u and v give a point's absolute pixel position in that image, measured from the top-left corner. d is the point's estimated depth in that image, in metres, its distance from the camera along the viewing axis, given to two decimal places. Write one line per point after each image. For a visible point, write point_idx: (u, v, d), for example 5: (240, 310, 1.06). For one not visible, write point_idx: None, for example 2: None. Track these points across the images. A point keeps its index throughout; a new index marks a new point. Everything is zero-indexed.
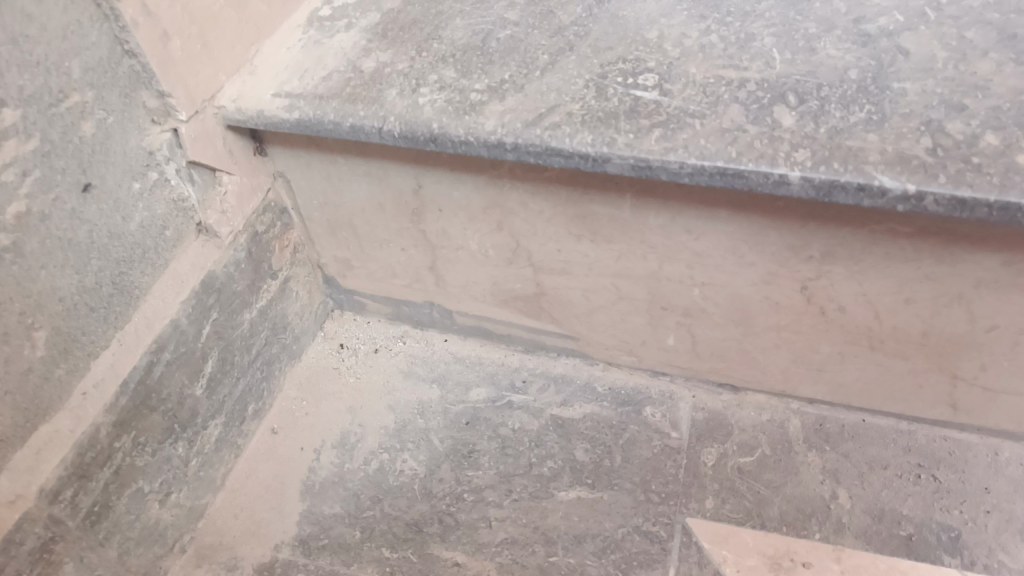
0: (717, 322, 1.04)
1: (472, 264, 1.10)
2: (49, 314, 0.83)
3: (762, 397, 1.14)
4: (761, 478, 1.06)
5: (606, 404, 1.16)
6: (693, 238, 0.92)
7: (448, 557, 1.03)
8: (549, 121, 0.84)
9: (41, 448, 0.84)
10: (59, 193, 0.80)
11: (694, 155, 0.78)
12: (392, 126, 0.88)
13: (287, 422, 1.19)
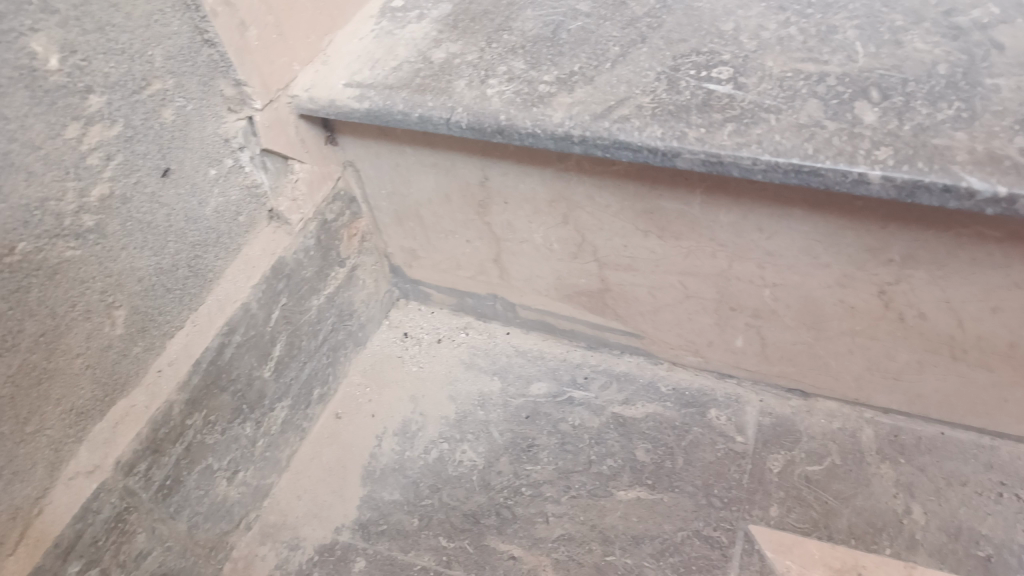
0: (787, 325, 1.00)
1: (537, 257, 1.09)
2: (128, 294, 0.86)
3: (833, 405, 1.09)
4: (830, 488, 1.02)
5: (670, 404, 1.14)
6: (765, 237, 0.89)
7: (504, 550, 1.02)
8: (618, 113, 0.82)
9: (118, 421, 0.88)
10: (140, 177, 0.84)
11: (768, 151, 0.75)
12: (459, 117, 0.87)
13: (350, 407, 1.21)
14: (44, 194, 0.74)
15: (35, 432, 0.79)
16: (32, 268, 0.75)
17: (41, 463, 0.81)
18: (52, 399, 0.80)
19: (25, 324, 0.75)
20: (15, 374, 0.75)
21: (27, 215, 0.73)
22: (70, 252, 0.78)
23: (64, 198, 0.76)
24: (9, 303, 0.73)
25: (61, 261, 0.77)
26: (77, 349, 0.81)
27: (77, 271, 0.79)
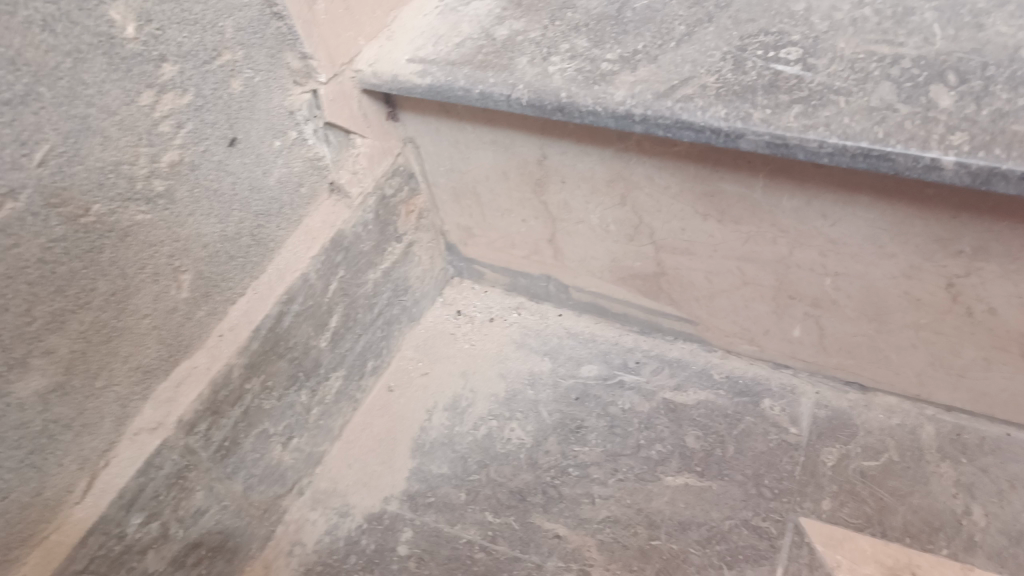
0: (848, 316, 0.98)
1: (592, 238, 1.09)
2: (194, 259, 0.88)
3: (893, 401, 1.06)
4: (886, 485, 0.99)
5: (723, 393, 1.12)
6: (829, 224, 0.87)
7: (549, 528, 1.03)
8: (681, 93, 0.81)
9: (180, 381, 0.91)
10: (209, 146, 0.86)
11: (836, 134, 0.73)
12: (520, 94, 0.87)
13: (401, 381, 1.23)
14: (118, 158, 0.77)
15: (104, 387, 0.83)
16: (105, 229, 0.78)
17: (109, 417, 0.84)
18: (121, 356, 0.84)
19: (98, 283, 0.79)
20: (86, 331, 0.79)
21: (102, 178, 0.76)
22: (141, 216, 0.81)
23: (137, 163, 0.79)
24: (83, 262, 0.76)
25: (133, 224, 0.80)
26: (144, 310, 0.84)
27: (147, 235, 0.82)
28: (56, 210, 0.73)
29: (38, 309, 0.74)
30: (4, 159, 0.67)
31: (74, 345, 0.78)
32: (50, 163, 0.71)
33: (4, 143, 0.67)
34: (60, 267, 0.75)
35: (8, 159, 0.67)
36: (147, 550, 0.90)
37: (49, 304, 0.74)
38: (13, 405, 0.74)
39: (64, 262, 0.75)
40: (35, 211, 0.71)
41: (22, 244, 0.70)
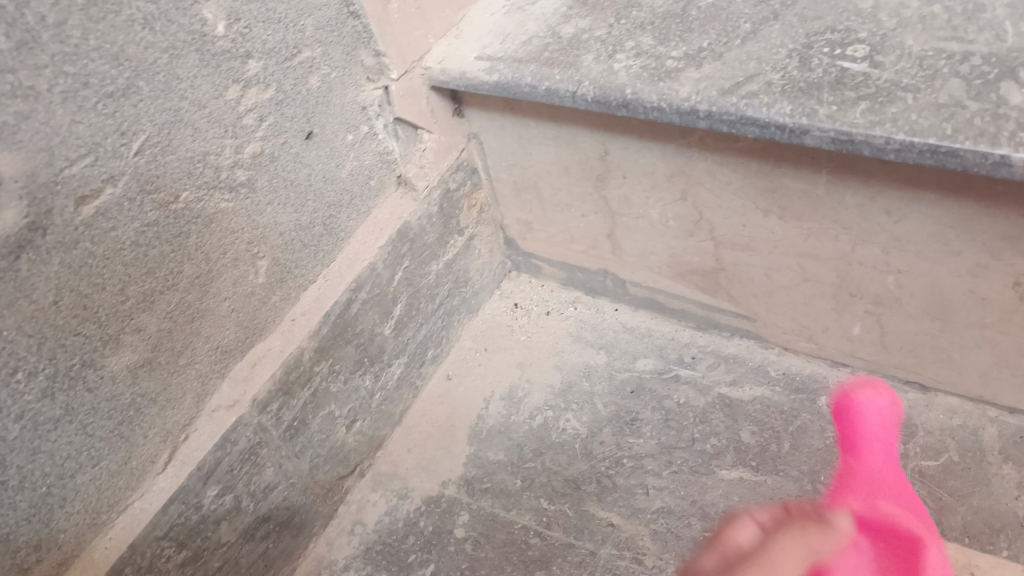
0: (910, 314, 0.98)
1: (651, 233, 1.10)
2: (270, 246, 0.93)
3: (955, 401, 1.05)
4: (946, 485, 0.98)
5: (779, 389, 1.13)
6: (893, 221, 0.87)
7: (603, 517, 1.05)
8: (747, 89, 0.82)
9: (255, 362, 0.96)
10: (287, 138, 0.90)
11: (903, 131, 0.74)
12: (586, 90, 0.89)
13: (460, 370, 1.27)
14: (206, 148, 0.81)
15: (186, 364, 0.88)
16: (192, 215, 0.82)
17: (189, 393, 0.89)
18: (202, 336, 0.88)
19: (184, 267, 0.83)
20: (173, 311, 0.83)
21: (190, 167, 0.80)
22: (224, 203, 0.85)
23: (222, 153, 0.83)
24: (172, 246, 0.81)
25: (217, 211, 0.85)
26: (225, 293, 0.89)
27: (229, 222, 0.86)
28: (150, 195, 0.77)
29: (131, 289, 0.78)
30: (105, 147, 0.71)
31: (161, 323, 0.83)
32: (145, 151, 0.75)
33: (106, 132, 0.71)
34: (152, 250, 0.79)
35: (109, 147, 0.72)
36: (221, 522, 0.94)
37: (140, 285, 0.79)
38: (106, 378, 0.78)
39: (155, 246, 0.79)
40: (131, 196, 0.75)
41: (119, 228, 0.75)
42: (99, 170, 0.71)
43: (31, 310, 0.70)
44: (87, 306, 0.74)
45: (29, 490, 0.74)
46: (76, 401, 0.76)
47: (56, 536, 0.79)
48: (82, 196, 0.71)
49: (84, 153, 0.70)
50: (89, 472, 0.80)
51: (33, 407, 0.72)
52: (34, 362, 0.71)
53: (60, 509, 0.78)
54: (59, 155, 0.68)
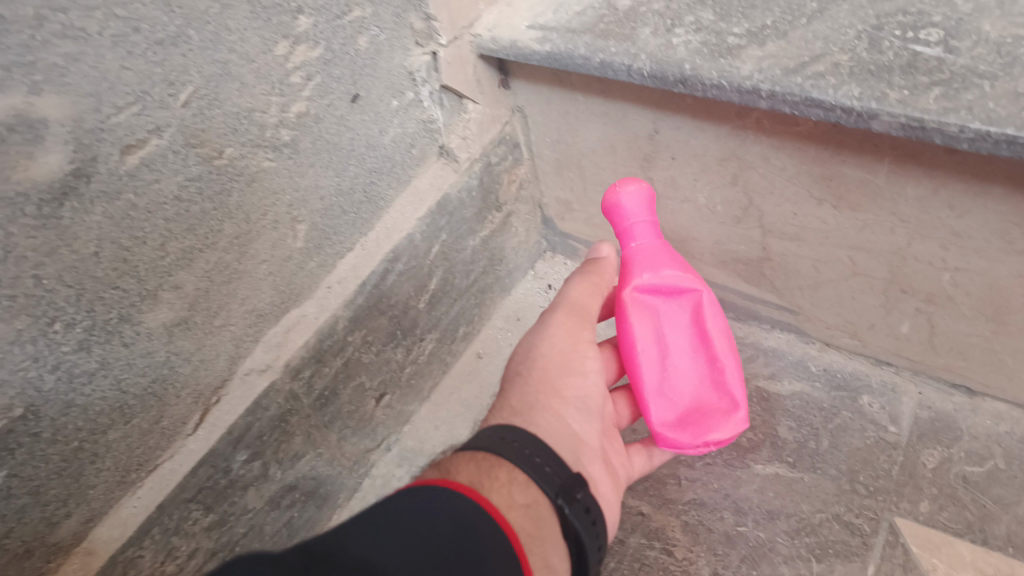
0: (964, 314, 0.94)
1: (697, 218, 1.08)
2: (310, 211, 0.91)
3: (1003, 406, 1.02)
4: (990, 492, 0.97)
5: (818, 385, 1.11)
6: (955, 215, 0.83)
7: (633, 505, 1.05)
8: (812, 70, 0.79)
9: (289, 328, 0.95)
10: (333, 100, 0.88)
11: (980, 118, 0.70)
12: (642, 64, 0.87)
13: (491, 348, 1.27)
14: (252, 105, 0.79)
15: (221, 326, 0.86)
16: (235, 173, 0.80)
17: (223, 355, 0.87)
18: (238, 298, 0.87)
19: (224, 226, 0.81)
20: (211, 271, 0.82)
21: (236, 123, 0.78)
22: (267, 162, 0.83)
23: (268, 111, 0.81)
24: (214, 204, 0.79)
25: (260, 170, 0.83)
26: (263, 256, 0.87)
27: (271, 182, 0.85)
28: (194, 149, 0.75)
29: (171, 246, 0.76)
30: (153, 97, 0.69)
31: (199, 283, 0.81)
32: (192, 104, 0.73)
33: (154, 81, 0.69)
34: (194, 206, 0.77)
35: (157, 97, 0.70)
36: (248, 488, 0.95)
37: (180, 242, 0.77)
38: (142, 334, 0.77)
39: (198, 203, 0.77)
40: (176, 149, 0.73)
41: (162, 181, 0.73)
42: (146, 120, 0.69)
43: (72, 260, 0.68)
44: (127, 260, 0.72)
45: (62, 444, 0.73)
46: (112, 356, 0.74)
47: (86, 491, 0.78)
48: (127, 145, 0.69)
49: (132, 101, 0.68)
50: (121, 429, 0.79)
51: (70, 358, 0.70)
52: (73, 313, 0.69)
53: (91, 464, 0.77)
54: (106, 102, 0.66)
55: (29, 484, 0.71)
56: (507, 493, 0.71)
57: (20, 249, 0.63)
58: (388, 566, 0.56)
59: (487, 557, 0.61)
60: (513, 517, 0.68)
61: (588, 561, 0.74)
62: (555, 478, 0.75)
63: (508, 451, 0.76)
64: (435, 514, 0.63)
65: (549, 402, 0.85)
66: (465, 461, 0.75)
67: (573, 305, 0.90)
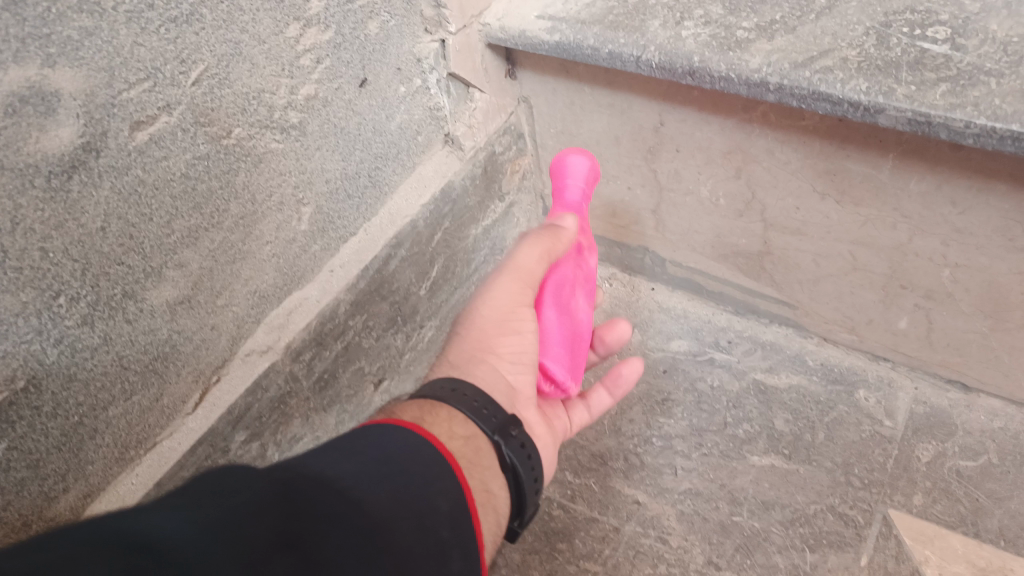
0: (962, 311, 0.96)
1: (698, 211, 1.09)
2: (316, 194, 0.91)
3: (997, 404, 1.06)
4: (983, 487, 0.99)
5: (815, 379, 1.13)
6: (957, 212, 0.84)
7: (629, 494, 1.05)
8: (821, 64, 0.79)
9: (291, 310, 0.95)
10: (341, 84, 0.88)
11: (986, 115, 0.71)
12: (650, 56, 0.87)
13: None
14: (261, 86, 0.79)
15: (223, 306, 0.86)
16: (243, 153, 0.80)
17: (224, 335, 0.87)
18: (242, 279, 0.86)
19: (230, 206, 0.81)
20: (215, 250, 0.81)
21: (245, 103, 0.78)
22: (274, 144, 0.83)
23: (277, 93, 0.81)
24: (220, 183, 0.79)
25: (267, 151, 0.83)
26: (267, 237, 0.87)
27: (278, 164, 0.84)
28: (203, 128, 0.75)
29: (177, 224, 0.76)
30: (165, 74, 0.69)
31: (203, 262, 0.81)
32: (203, 82, 0.73)
33: (166, 58, 0.69)
34: (200, 184, 0.77)
35: (168, 74, 0.69)
36: None
37: (186, 220, 0.77)
38: (145, 311, 0.76)
39: (204, 180, 0.77)
40: (185, 127, 0.73)
41: (170, 158, 0.73)
42: (157, 96, 0.69)
43: (79, 234, 0.67)
44: (134, 236, 0.72)
45: (62, 419, 0.73)
46: (114, 332, 0.74)
47: (84, 467, 0.78)
48: (137, 121, 0.68)
49: (143, 77, 0.68)
50: (121, 406, 0.79)
51: (73, 333, 0.70)
52: (77, 287, 0.69)
53: (90, 440, 0.77)
54: (118, 78, 0.66)
55: (28, 457, 0.71)
56: (447, 425, 0.66)
57: (28, 222, 0.63)
58: (340, 483, 0.50)
59: (432, 488, 0.55)
60: (453, 448, 0.64)
61: (527, 499, 0.69)
62: (493, 419, 0.68)
63: (451, 396, 0.69)
64: (383, 445, 0.58)
65: (483, 356, 0.76)
66: (406, 402, 0.69)
67: (518, 269, 0.79)
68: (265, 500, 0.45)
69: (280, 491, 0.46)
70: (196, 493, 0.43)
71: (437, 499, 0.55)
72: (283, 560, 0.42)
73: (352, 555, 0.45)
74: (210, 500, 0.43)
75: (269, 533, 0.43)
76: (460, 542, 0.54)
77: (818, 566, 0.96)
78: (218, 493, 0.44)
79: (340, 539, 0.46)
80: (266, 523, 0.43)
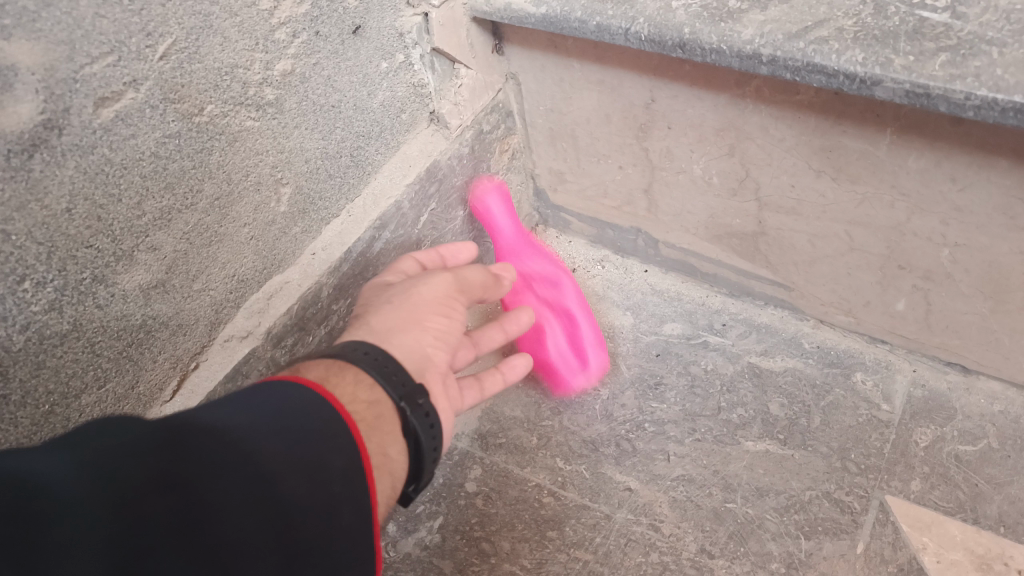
0: (961, 292, 0.94)
1: (692, 190, 1.06)
2: (295, 173, 0.88)
3: (997, 387, 1.04)
4: (982, 472, 0.98)
5: (811, 362, 1.11)
6: (957, 189, 0.82)
7: (620, 481, 1.03)
8: (816, 34, 0.76)
9: (272, 294, 0.92)
10: (320, 59, 0.85)
11: (987, 86, 0.68)
12: (640, 28, 0.84)
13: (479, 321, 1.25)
14: (235, 61, 0.76)
15: (200, 290, 0.83)
16: (216, 131, 0.77)
17: (203, 320, 0.85)
18: (219, 262, 0.84)
19: (204, 185, 0.78)
20: (190, 232, 0.79)
21: (218, 79, 0.75)
22: (250, 122, 0.80)
23: (251, 68, 0.78)
24: (194, 162, 0.76)
25: (242, 129, 0.80)
26: (245, 219, 0.84)
27: (254, 142, 0.81)
28: (173, 105, 0.72)
29: (148, 205, 0.73)
30: (130, 48, 0.66)
31: (177, 245, 0.78)
32: (171, 57, 0.70)
33: (132, 31, 0.66)
34: (171, 164, 0.74)
35: (134, 48, 0.66)
36: None
37: (158, 201, 0.74)
38: (117, 296, 0.74)
39: (176, 160, 0.74)
40: (154, 104, 0.70)
41: (139, 136, 0.70)
42: (122, 71, 0.66)
43: (43, 216, 0.65)
44: (102, 217, 0.69)
45: (31, 407, 0.70)
46: (85, 317, 0.72)
47: None
48: (101, 97, 0.66)
49: (107, 51, 0.65)
50: (95, 394, 0.76)
51: (39, 318, 0.68)
52: (43, 271, 0.66)
53: (62, 429, 0.74)
54: (80, 51, 0.63)
55: None
56: (351, 390, 0.70)
57: None
58: (230, 435, 0.60)
59: (328, 448, 0.64)
60: (352, 411, 0.69)
61: (425, 465, 0.73)
62: (400, 385, 0.72)
63: (361, 359, 0.72)
64: (284, 404, 0.64)
65: (404, 327, 0.79)
66: (314, 362, 0.73)
67: (456, 279, 0.86)
68: (149, 450, 0.55)
69: (167, 441, 0.57)
70: (79, 439, 0.54)
71: (331, 457, 0.63)
72: (158, 502, 0.54)
73: (235, 497, 0.58)
74: (92, 444, 0.54)
75: (146, 476, 0.54)
76: (352, 497, 0.64)
77: (813, 553, 0.94)
78: (106, 446, 0.53)
79: (223, 486, 0.57)
80: (143, 467, 0.54)
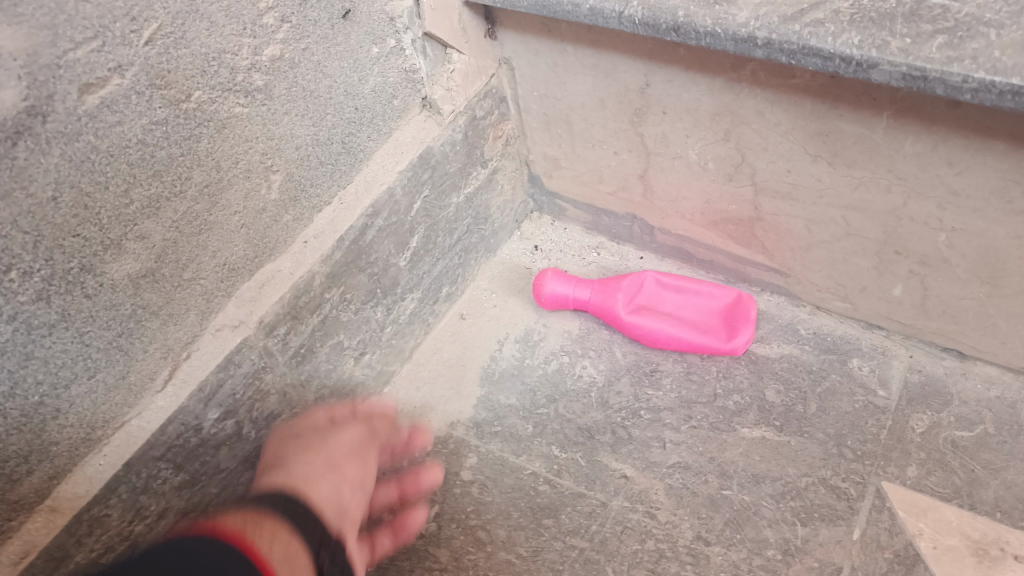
0: (958, 277, 0.93)
1: (687, 176, 1.05)
2: (286, 160, 0.87)
3: (994, 371, 1.04)
4: (979, 457, 0.98)
5: (808, 348, 1.10)
6: (954, 173, 0.81)
7: (616, 468, 1.02)
8: (812, 16, 0.75)
9: (263, 283, 0.91)
10: (309, 44, 0.84)
11: (985, 69, 0.67)
12: (633, 12, 0.83)
13: (474, 309, 1.24)
14: (222, 46, 0.75)
15: (190, 280, 0.82)
16: (204, 118, 0.76)
17: (194, 310, 0.84)
18: (209, 251, 0.83)
19: (192, 173, 0.77)
20: (179, 221, 0.78)
21: (205, 64, 0.74)
22: (239, 109, 0.79)
23: (239, 53, 0.76)
24: (182, 149, 0.75)
25: (230, 116, 0.78)
26: (235, 207, 0.84)
27: (243, 129, 0.80)
28: (160, 91, 0.71)
29: (136, 193, 0.72)
30: (114, 33, 0.65)
31: (167, 234, 0.77)
32: (157, 42, 0.69)
33: (116, 16, 0.65)
34: (159, 151, 0.73)
35: (118, 33, 0.65)
36: (221, 447, 0.91)
37: (145, 189, 0.73)
38: (105, 286, 0.73)
39: (163, 147, 0.73)
40: (140, 90, 0.69)
41: (125, 123, 0.69)
42: (107, 57, 0.65)
43: (28, 204, 0.64)
44: (89, 206, 0.68)
45: (21, 398, 0.70)
46: (73, 307, 0.71)
47: (49, 448, 0.74)
48: (86, 83, 0.65)
49: (92, 36, 0.64)
50: (85, 385, 0.75)
51: (27, 309, 0.67)
52: (29, 261, 0.66)
53: (52, 420, 0.74)
54: (63, 36, 0.62)
55: None
56: (270, 541, 0.73)
57: None
58: None
59: None
60: (269, 553, 0.72)
61: None
62: (314, 538, 0.78)
63: (277, 514, 0.78)
64: (205, 558, 0.68)
65: (319, 474, 0.86)
66: (234, 512, 0.77)
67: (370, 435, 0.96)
68: None
69: None
70: None
71: None
72: None
73: None
74: None
75: None
76: None
77: (809, 540, 0.93)
78: None
79: None
80: None
